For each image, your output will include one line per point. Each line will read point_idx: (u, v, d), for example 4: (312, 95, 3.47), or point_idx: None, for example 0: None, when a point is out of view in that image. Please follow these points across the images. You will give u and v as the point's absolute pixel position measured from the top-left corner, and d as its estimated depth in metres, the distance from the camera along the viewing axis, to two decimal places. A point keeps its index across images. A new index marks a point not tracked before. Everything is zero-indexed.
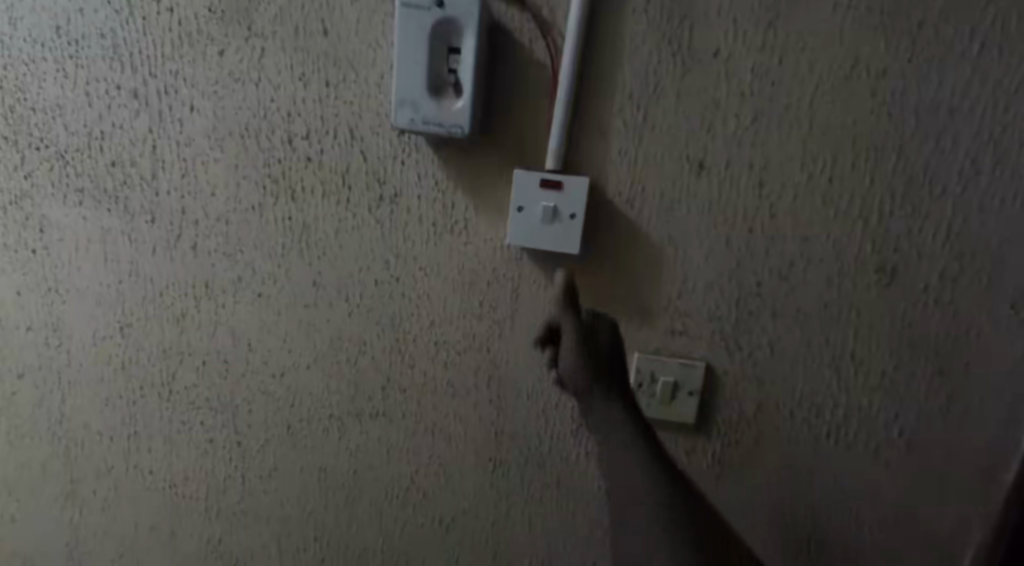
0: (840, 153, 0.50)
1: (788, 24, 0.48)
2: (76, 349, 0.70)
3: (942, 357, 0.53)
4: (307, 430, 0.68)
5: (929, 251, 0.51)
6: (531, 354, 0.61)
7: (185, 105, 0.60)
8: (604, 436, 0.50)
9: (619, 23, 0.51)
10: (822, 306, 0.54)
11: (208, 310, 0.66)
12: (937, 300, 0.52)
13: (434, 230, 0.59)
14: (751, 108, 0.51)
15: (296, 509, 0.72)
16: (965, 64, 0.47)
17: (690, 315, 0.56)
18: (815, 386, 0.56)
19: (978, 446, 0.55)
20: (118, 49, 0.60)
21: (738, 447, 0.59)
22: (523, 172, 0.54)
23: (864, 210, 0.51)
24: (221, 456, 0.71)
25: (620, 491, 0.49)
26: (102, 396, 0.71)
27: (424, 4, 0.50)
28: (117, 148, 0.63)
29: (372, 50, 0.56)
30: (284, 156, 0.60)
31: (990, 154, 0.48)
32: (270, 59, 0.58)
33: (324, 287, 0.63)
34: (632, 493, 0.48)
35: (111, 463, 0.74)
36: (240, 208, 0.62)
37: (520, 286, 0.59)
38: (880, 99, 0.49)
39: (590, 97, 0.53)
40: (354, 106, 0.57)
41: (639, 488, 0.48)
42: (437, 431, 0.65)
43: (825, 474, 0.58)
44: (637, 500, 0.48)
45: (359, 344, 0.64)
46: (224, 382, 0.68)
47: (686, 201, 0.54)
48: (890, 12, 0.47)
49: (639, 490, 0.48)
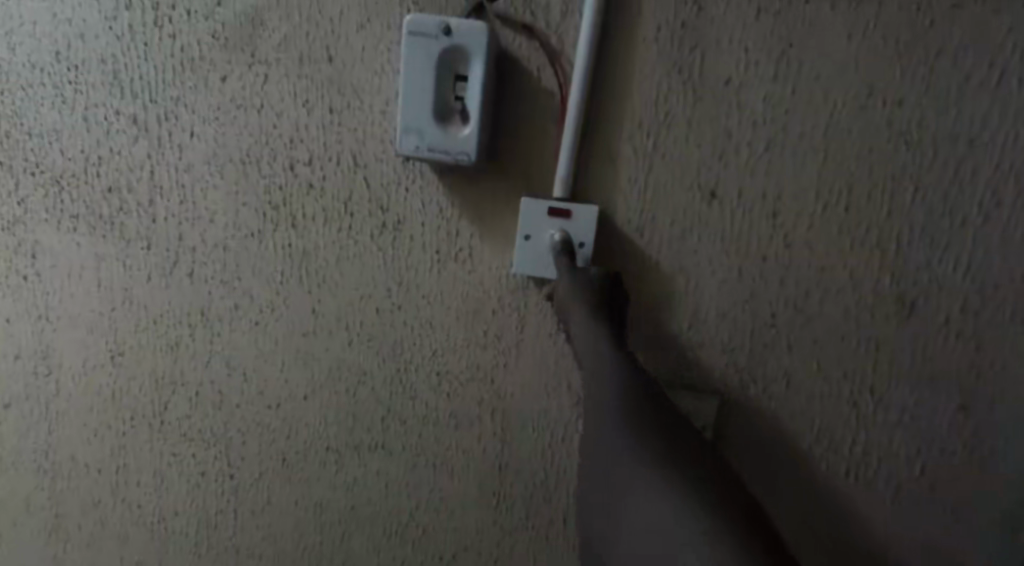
0: (855, 182, 0.50)
1: (801, 54, 0.48)
2: (66, 379, 0.68)
3: (964, 392, 0.52)
4: (303, 463, 0.66)
5: (949, 283, 0.50)
6: (537, 385, 0.60)
7: (186, 131, 0.59)
8: (592, 391, 0.42)
9: (629, 50, 0.50)
10: (839, 337, 0.53)
11: (203, 338, 0.64)
12: (958, 332, 0.51)
13: (437, 258, 0.58)
14: (765, 137, 0.50)
15: (289, 545, 0.69)
16: (983, 94, 0.46)
17: (702, 346, 0.55)
18: (832, 419, 0.55)
19: (1005, 485, 0.53)
20: (118, 74, 0.59)
21: (756, 481, 0.57)
22: (531, 201, 0.53)
23: (881, 240, 0.50)
24: (212, 490, 0.69)
25: (603, 438, 0.39)
26: (91, 426, 0.69)
27: (432, 32, 0.49)
28: (114, 173, 0.61)
29: (377, 77, 0.55)
30: (285, 182, 0.59)
31: (1011, 184, 0.47)
32: (273, 86, 0.57)
33: (323, 315, 0.61)
34: (615, 427, 0.38)
35: (98, 497, 0.71)
36: (239, 234, 0.61)
37: (526, 316, 0.58)
38: (897, 128, 0.48)
39: (599, 123, 0.52)
40: (359, 133, 0.56)
41: (624, 418, 0.38)
42: (439, 464, 0.63)
43: (844, 510, 0.56)
44: (619, 431, 0.37)
45: (359, 373, 0.62)
46: (218, 413, 0.66)
47: (697, 231, 0.53)
48: (906, 43, 0.47)
49: (623, 421, 0.38)
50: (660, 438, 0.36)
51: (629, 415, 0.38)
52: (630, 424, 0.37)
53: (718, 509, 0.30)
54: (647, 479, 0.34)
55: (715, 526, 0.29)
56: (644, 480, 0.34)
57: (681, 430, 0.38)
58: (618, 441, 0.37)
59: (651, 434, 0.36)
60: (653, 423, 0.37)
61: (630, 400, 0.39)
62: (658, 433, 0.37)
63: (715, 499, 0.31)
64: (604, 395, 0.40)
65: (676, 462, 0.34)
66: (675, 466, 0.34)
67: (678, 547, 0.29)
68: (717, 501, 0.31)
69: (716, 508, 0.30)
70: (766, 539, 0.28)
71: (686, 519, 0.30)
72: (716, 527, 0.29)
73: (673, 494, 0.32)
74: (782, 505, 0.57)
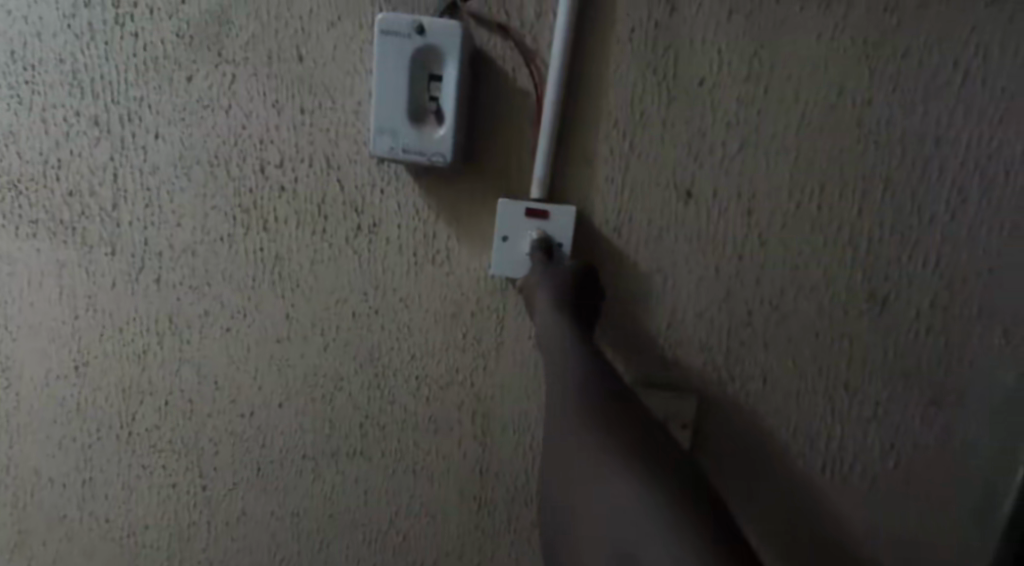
0: (827, 181, 0.50)
1: (773, 54, 0.49)
2: (26, 391, 0.65)
3: (934, 386, 0.53)
4: (278, 472, 0.65)
5: (919, 278, 0.51)
6: (517, 388, 0.59)
7: (150, 132, 0.57)
8: (555, 382, 0.40)
9: (604, 50, 0.50)
10: (813, 334, 0.54)
11: (172, 346, 0.63)
12: (927, 327, 0.52)
13: (414, 261, 0.57)
14: (739, 136, 0.51)
15: (265, 556, 0.67)
16: (947, 95, 0.47)
17: (680, 346, 0.55)
18: (807, 415, 0.55)
19: (975, 475, 0.54)
20: (78, 75, 0.57)
21: (733, 476, 0.58)
22: (508, 202, 0.53)
23: (852, 238, 0.51)
24: (184, 502, 0.67)
25: (562, 425, 0.37)
26: (54, 439, 0.66)
27: (404, 31, 0.48)
28: (75, 177, 0.59)
29: (349, 76, 0.54)
30: (256, 185, 0.58)
31: (976, 181, 0.49)
32: (242, 86, 0.55)
33: (298, 320, 0.60)
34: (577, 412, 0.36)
35: (64, 512, 0.68)
36: (207, 238, 0.59)
37: (505, 319, 0.58)
38: (866, 127, 0.49)
39: (575, 124, 0.52)
40: (331, 133, 0.55)
41: (588, 406, 0.36)
42: (419, 469, 0.63)
43: (819, 505, 0.57)
44: (581, 418, 0.36)
45: (336, 379, 0.61)
46: (189, 422, 0.64)
47: (674, 230, 0.53)
48: (874, 43, 0.47)
49: (587, 409, 0.36)
50: (625, 427, 0.34)
51: (596, 411, 0.35)
52: (598, 418, 0.35)
53: (687, 505, 0.27)
54: (614, 474, 0.31)
55: (683, 522, 0.26)
56: (605, 468, 0.31)
57: (646, 420, 0.36)
58: (576, 425, 0.35)
59: (621, 428, 0.34)
60: (625, 421, 0.35)
61: (595, 392, 0.37)
62: (630, 430, 0.34)
63: (682, 489, 0.29)
64: (567, 386, 0.39)
65: (646, 455, 0.31)
66: (645, 460, 0.31)
67: (646, 545, 0.26)
68: (684, 490, 0.29)
69: (684, 504, 0.27)
70: (737, 538, 0.26)
71: (651, 508, 0.28)
72: (683, 520, 0.26)
73: (636, 482, 0.30)
74: (754, 500, 0.58)
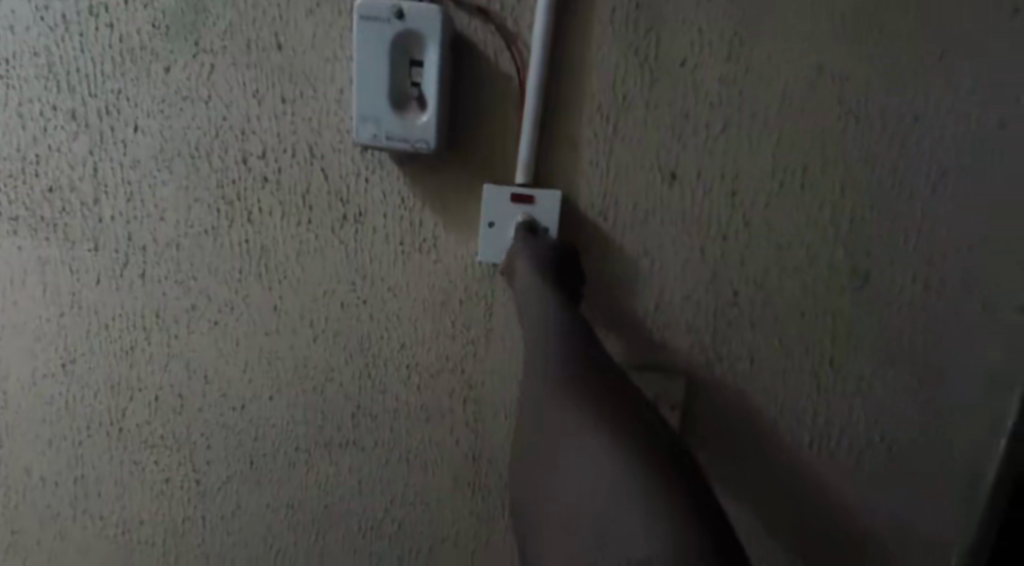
0: (810, 160, 0.51)
1: (754, 33, 0.49)
2: (13, 391, 0.65)
3: (917, 362, 0.54)
4: (271, 464, 0.65)
5: (901, 255, 0.51)
6: (508, 374, 0.59)
7: (129, 125, 0.57)
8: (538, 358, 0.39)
9: (586, 33, 0.50)
10: (799, 313, 0.54)
11: (159, 341, 0.62)
12: (910, 303, 0.52)
13: (401, 250, 0.57)
14: (721, 116, 0.51)
15: (261, 548, 0.68)
16: (926, 71, 0.48)
17: (668, 327, 0.56)
18: (794, 393, 0.56)
19: (958, 449, 0.55)
20: (54, 68, 0.56)
21: (724, 455, 0.58)
22: (494, 188, 0.53)
23: (835, 216, 0.52)
24: (178, 497, 0.67)
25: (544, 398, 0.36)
26: (45, 438, 0.66)
27: (384, 16, 0.48)
28: (54, 172, 0.58)
29: (329, 64, 0.53)
30: (238, 176, 0.57)
31: (956, 157, 0.49)
32: (221, 76, 0.55)
33: (287, 313, 0.60)
34: (557, 386, 0.35)
35: (57, 511, 0.68)
36: (192, 232, 0.59)
37: (494, 305, 0.58)
38: (848, 105, 0.49)
39: (558, 108, 0.52)
40: (313, 122, 0.55)
41: (569, 381, 0.35)
42: (411, 458, 0.63)
43: (807, 485, 0.58)
44: (562, 393, 0.35)
45: (326, 370, 0.61)
46: (179, 417, 0.64)
47: (659, 213, 0.53)
48: (853, 20, 0.47)
49: (569, 383, 0.35)
50: (606, 401, 0.33)
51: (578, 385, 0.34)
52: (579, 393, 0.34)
53: (666, 480, 0.26)
54: (594, 449, 0.29)
55: (661, 496, 0.25)
56: (586, 443, 0.30)
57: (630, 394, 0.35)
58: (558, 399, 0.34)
59: (602, 403, 0.32)
60: (607, 396, 0.33)
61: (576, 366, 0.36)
62: (612, 404, 0.32)
63: (662, 463, 0.28)
64: (547, 359, 0.37)
65: (626, 428, 0.30)
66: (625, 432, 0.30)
67: (624, 521, 0.25)
68: (663, 465, 0.27)
69: (664, 479, 0.26)
70: (714, 513, 0.25)
71: (626, 483, 0.26)
72: (660, 494, 0.25)
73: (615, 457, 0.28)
74: (742, 484, 0.59)
